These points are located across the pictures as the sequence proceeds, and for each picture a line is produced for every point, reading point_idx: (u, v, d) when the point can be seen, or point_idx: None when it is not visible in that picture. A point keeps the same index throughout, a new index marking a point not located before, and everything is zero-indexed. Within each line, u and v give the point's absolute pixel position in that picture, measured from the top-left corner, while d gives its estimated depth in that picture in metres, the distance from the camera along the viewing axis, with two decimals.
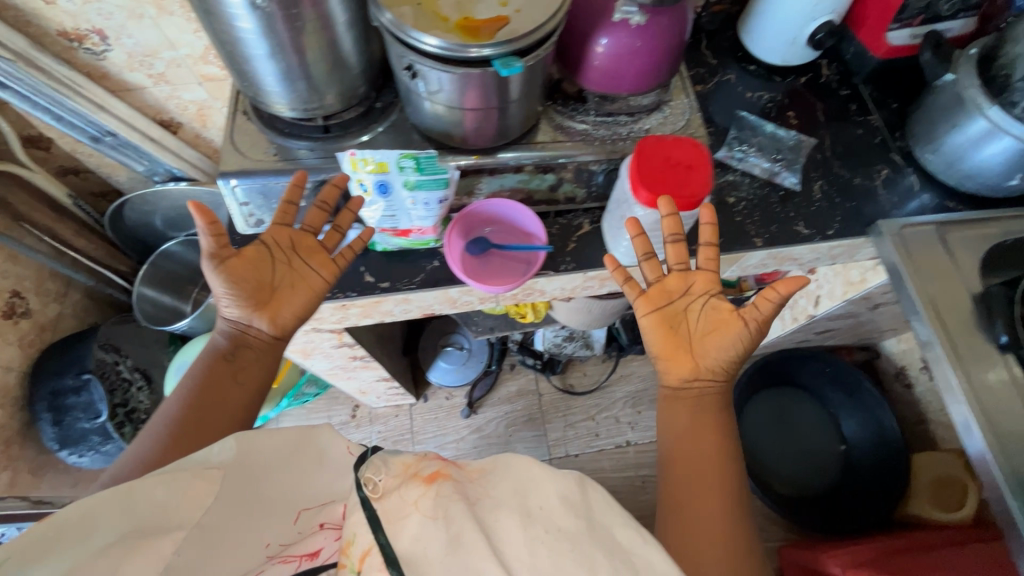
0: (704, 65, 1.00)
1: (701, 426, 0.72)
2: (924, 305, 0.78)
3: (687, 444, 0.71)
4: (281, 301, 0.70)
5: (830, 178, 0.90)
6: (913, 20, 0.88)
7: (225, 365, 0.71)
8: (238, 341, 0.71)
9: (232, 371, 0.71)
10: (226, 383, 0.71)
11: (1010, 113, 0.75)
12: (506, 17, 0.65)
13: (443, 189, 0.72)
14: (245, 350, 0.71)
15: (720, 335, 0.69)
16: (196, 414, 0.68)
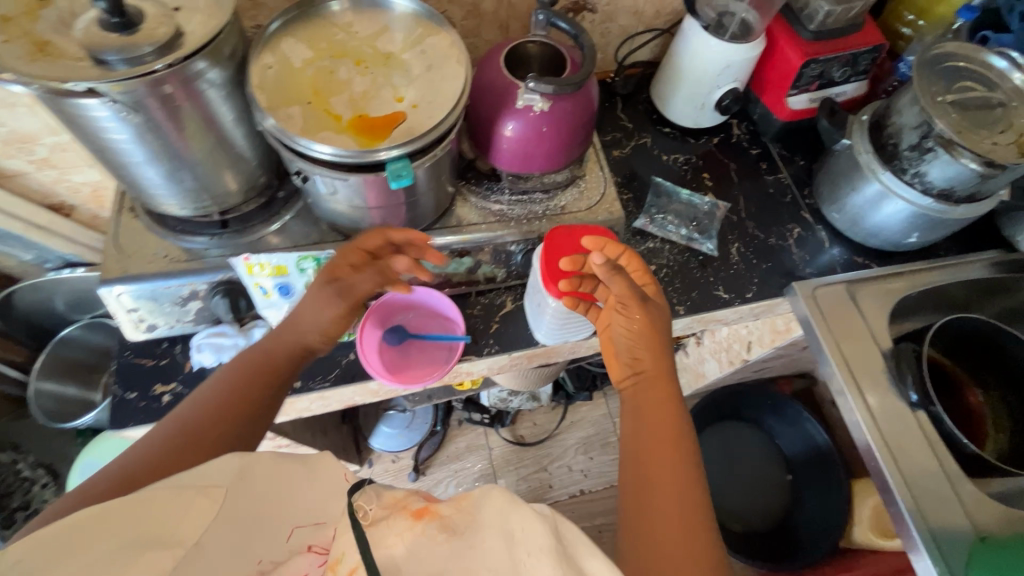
0: (620, 129, 1.01)
1: (649, 418, 0.66)
2: (839, 365, 0.79)
3: (642, 440, 0.64)
4: (316, 323, 0.66)
5: (746, 239, 0.91)
6: (810, 86, 0.92)
7: (239, 374, 0.63)
8: (289, 351, 0.66)
9: (250, 388, 0.62)
10: (244, 399, 0.61)
11: (902, 177, 0.79)
12: (401, 114, 0.63)
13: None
14: (280, 363, 0.65)
15: (627, 314, 0.68)
16: (196, 423, 0.58)
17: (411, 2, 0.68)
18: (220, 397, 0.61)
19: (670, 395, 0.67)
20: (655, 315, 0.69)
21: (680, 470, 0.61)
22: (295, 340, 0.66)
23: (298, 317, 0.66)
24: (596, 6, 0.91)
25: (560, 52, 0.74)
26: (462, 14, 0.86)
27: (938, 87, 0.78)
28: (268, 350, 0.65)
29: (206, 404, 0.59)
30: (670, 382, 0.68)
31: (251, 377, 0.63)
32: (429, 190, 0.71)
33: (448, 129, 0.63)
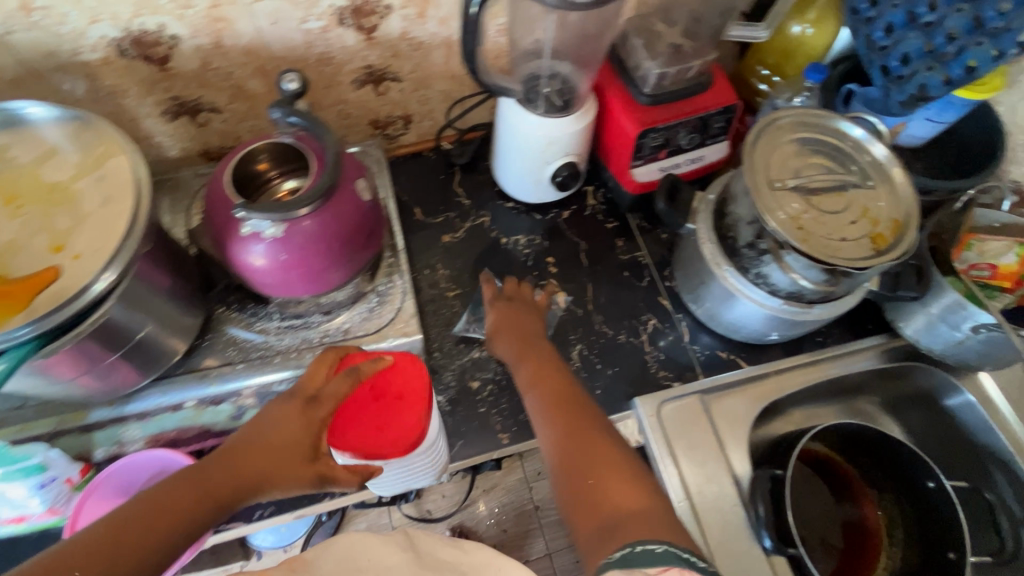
0: (455, 207, 0.87)
1: (539, 379, 0.62)
2: (682, 501, 0.66)
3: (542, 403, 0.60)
4: (274, 456, 0.52)
5: (591, 338, 0.78)
6: (656, 155, 0.78)
7: (151, 496, 0.47)
8: (248, 466, 0.52)
9: (156, 529, 0.46)
10: (152, 536, 0.45)
11: (746, 275, 0.67)
12: (57, 267, 0.49)
13: (42, 472, 0.57)
14: (220, 486, 0.50)
15: (500, 312, 0.71)
16: (68, 572, 0.41)
17: (53, 108, 0.53)
18: (112, 531, 0.44)
19: (547, 363, 0.64)
20: (523, 311, 0.71)
21: (579, 414, 0.57)
22: (273, 460, 0.52)
23: (265, 438, 0.53)
24: (398, 74, 0.77)
25: (303, 150, 0.60)
26: (226, 97, 0.71)
27: (780, 169, 0.65)
28: (257, 459, 0.52)
29: (93, 539, 0.43)
30: (538, 344, 0.67)
31: (172, 507, 0.47)
32: (143, 338, 0.57)
33: (128, 263, 0.50)
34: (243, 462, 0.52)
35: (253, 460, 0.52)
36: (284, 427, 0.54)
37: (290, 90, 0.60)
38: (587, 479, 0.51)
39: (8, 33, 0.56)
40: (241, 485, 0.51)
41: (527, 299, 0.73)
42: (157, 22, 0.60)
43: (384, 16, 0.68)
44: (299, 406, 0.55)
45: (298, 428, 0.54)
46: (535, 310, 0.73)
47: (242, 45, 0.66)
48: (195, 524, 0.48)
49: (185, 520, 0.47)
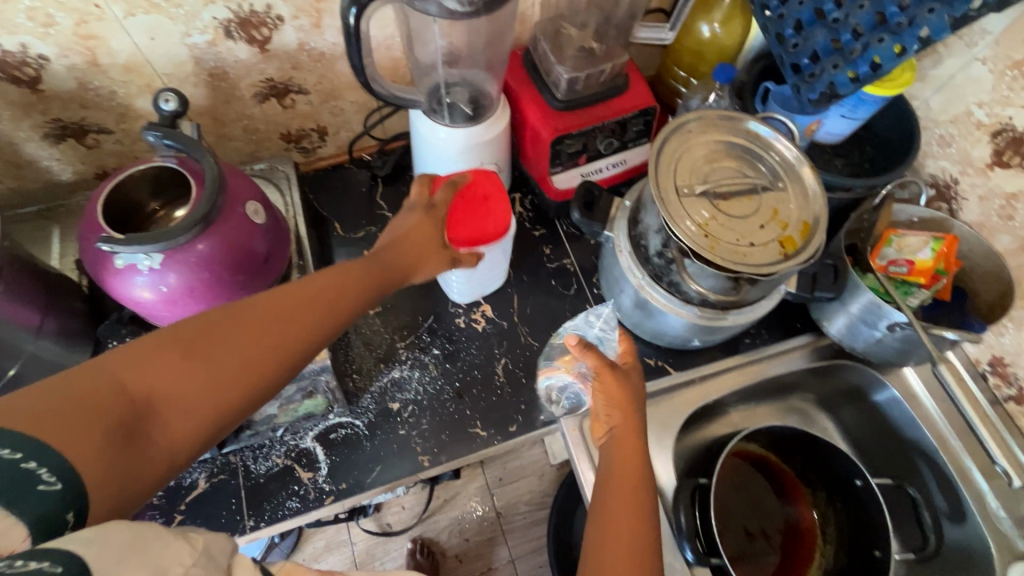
0: (377, 221, 0.84)
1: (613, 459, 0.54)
2: None
3: (613, 471, 0.53)
4: (413, 253, 0.59)
5: (516, 352, 0.77)
6: (575, 161, 0.77)
7: (286, 290, 0.48)
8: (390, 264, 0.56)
9: (308, 313, 0.48)
10: (306, 312, 0.47)
11: (660, 283, 0.66)
12: None
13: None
14: (359, 287, 0.52)
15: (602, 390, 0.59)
16: (247, 331, 0.44)
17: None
18: (269, 309, 0.46)
19: (635, 439, 0.55)
20: (629, 383, 0.59)
21: (639, 495, 0.50)
22: (412, 257, 0.59)
23: (403, 243, 0.58)
24: (304, 86, 0.74)
25: (184, 173, 0.57)
26: (114, 118, 0.67)
27: (689, 174, 0.63)
28: (394, 259, 0.57)
29: (257, 308, 0.46)
30: (635, 419, 0.58)
31: (317, 296, 0.49)
32: (13, 381, 0.54)
33: None
34: (393, 258, 0.57)
35: (395, 264, 0.57)
36: (414, 231, 0.60)
37: (168, 110, 0.57)
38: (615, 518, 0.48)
39: None
40: (386, 281, 0.55)
41: (634, 375, 0.61)
42: (18, 42, 0.56)
43: (275, 27, 0.65)
44: (425, 214, 0.62)
45: (426, 230, 0.61)
46: (637, 378, 0.61)
47: (120, 63, 0.62)
48: (329, 322, 0.49)
49: (330, 311, 0.49)
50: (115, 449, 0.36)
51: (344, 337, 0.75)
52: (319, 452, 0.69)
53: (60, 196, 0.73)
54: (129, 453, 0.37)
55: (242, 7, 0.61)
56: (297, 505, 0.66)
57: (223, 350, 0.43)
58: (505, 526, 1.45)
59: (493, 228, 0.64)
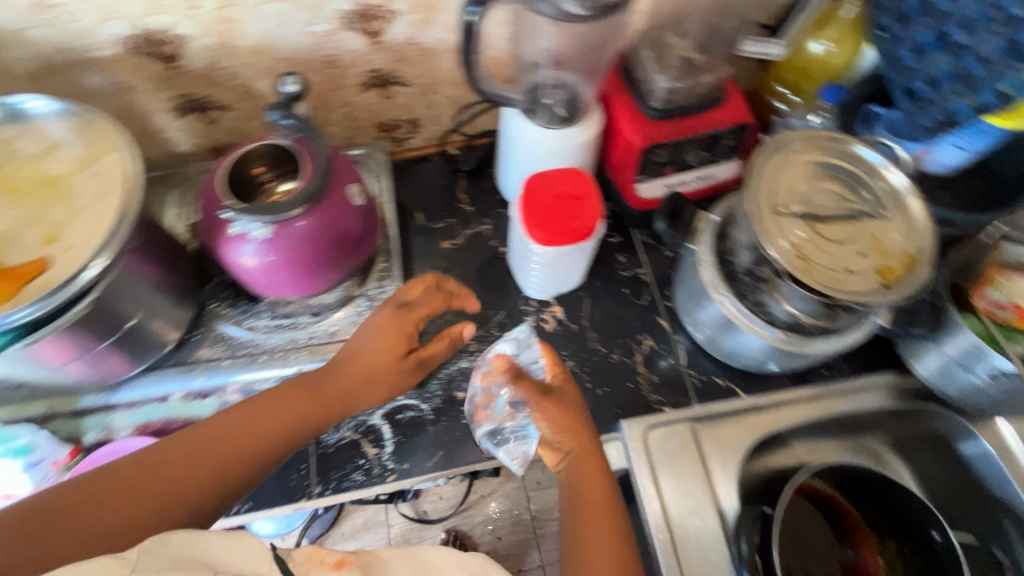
0: (457, 214, 0.87)
1: (582, 491, 0.60)
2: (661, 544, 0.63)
3: (578, 507, 0.60)
4: (366, 378, 0.60)
5: (583, 356, 0.77)
6: (662, 171, 0.76)
7: (248, 410, 0.57)
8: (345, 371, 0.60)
9: (244, 442, 0.55)
10: (243, 445, 0.55)
11: (744, 302, 0.64)
12: (47, 259, 0.50)
13: (29, 454, 0.59)
14: (315, 402, 0.58)
15: (546, 414, 0.63)
16: (188, 456, 0.53)
17: (52, 101, 0.54)
18: (221, 430, 0.55)
19: (593, 472, 0.61)
20: (571, 399, 0.65)
21: (608, 488, 0.60)
22: (354, 367, 0.60)
23: (364, 363, 0.60)
24: (406, 78, 0.77)
25: (299, 152, 0.60)
26: (234, 96, 0.73)
27: (786, 193, 0.62)
28: (341, 379, 0.60)
29: (207, 437, 0.54)
30: (582, 429, 0.64)
31: (261, 426, 0.56)
32: (133, 328, 0.58)
33: (121, 248, 0.51)
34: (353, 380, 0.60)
35: (357, 372, 0.60)
36: (378, 342, 0.61)
37: (289, 92, 0.60)
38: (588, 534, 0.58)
39: (24, 28, 0.58)
40: (337, 398, 0.59)
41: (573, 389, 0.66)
42: (167, 21, 0.61)
43: (390, 20, 0.68)
44: (392, 311, 0.62)
45: (397, 326, 0.62)
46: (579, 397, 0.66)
47: (249, 45, 0.66)
48: (247, 457, 0.55)
49: (266, 438, 0.56)
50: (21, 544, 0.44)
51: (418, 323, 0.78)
52: (386, 430, 0.71)
53: (176, 164, 0.79)
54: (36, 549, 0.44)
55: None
56: (362, 478, 0.68)
57: (161, 474, 0.51)
58: (538, 530, 1.45)
59: (581, 226, 0.64)
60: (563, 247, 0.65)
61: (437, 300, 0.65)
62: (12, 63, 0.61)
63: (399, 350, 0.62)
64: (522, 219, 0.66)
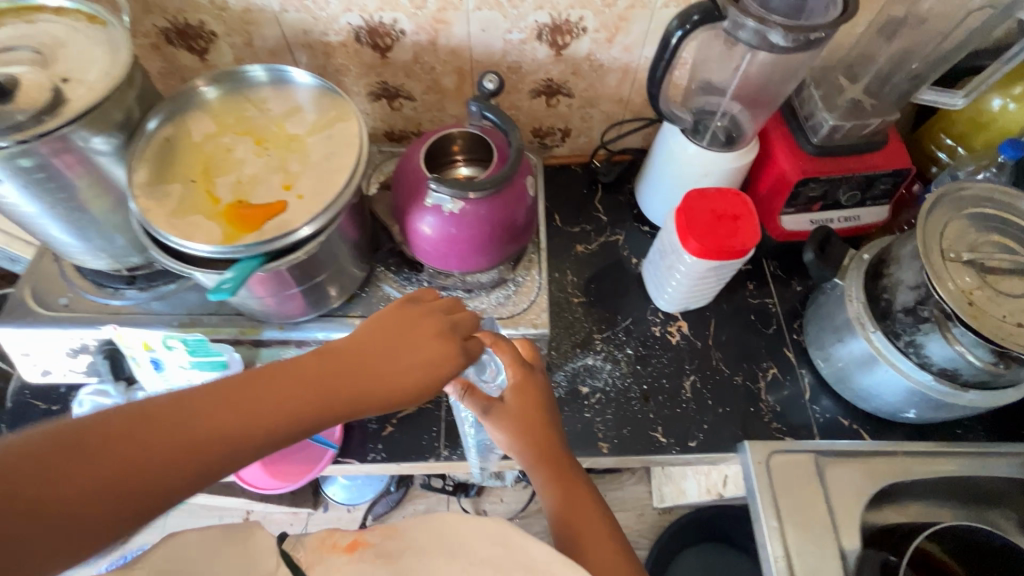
0: (592, 222, 0.91)
1: (577, 519, 0.52)
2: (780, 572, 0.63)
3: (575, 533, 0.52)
4: (419, 369, 0.48)
5: (706, 373, 0.78)
6: (810, 207, 0.78)
7: (216, 387, 0.40)
8: (343, 358, 0.45)
9: (204, 439, 0.38)
10: (187, 445, 0.37)
11: (894, 341, 0.64)
12: (284, 203, 0.59)
13: (224, 368, 0.71)
14: (333, 383, 0.44)
15: (499, 423, 0.56)
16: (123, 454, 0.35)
17: (314, 77, 0.65)
18: (158, 422, 0.37)
19: (582, 492, 0.55)
20: (540, 389, 0.57)
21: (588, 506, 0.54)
22: (400, 361, 0.47)
23: (390, 367, 0.47)
24: (572, 90, 0.83)
25: (487, 141, 0.68)
26: (422, 88, 0.81)
27: (956, 240, 0.62)
28: (352, 379, 0.45)
29: (148, 423, 0.37)
30: (549, 430, 0.57)
31: (226, 414, 0.39)
32: (325, 277, 0.66)
33: (340, 208, 0.58)
34: (361, 372, 0.45)
35: (367, 363, 0.46)
36: (404, 350, 0.48)
37: (488, 89, 0.67)
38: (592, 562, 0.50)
39: (281, 12, 0.69)
40: (328, 399, 0.43)
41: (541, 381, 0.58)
42: (394, 18, 0.71)
43: (577, 36, 0.75)
44: (434, 313, 0.51)
45: (418, 330, 0.49)
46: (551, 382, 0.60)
47: (451, 45, 0.75)
48: (283, 419, 0.41)
49: (227, 440, 0.39)
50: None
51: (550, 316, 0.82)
52: None
53: None
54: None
55: (561, 15, 0.72)
56: (485, 451, 0.72)
57: (102, 458, 0.35)
58: None
59: (738, 245, 0.66)
60: (718, 262, 0.67)
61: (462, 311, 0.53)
62: (261, 39, 0.72)
63: (449, 364, 0.49)
64: (677, 229, 0.69)
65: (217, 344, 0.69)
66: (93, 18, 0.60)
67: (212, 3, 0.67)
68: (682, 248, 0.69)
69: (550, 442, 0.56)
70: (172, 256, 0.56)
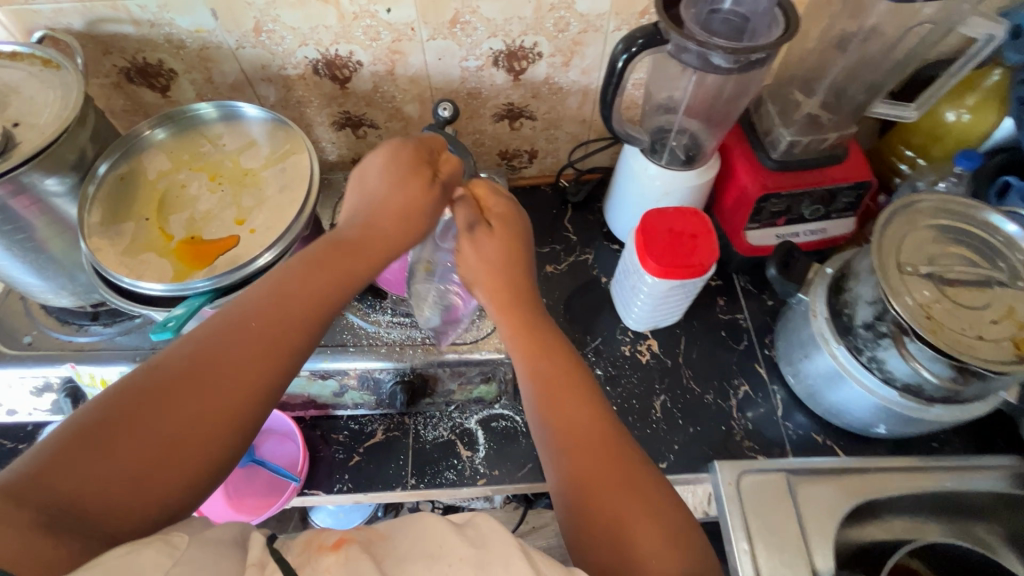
0: (562, 241, 0.91)
1: (550, 380, 0.51)
2: None
3: (547, 389, 0.50)
4: (410, 202, 0.55)
5: (677, 392, 0.77)
6: (774, 221, 0.77)
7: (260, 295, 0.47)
8: (349, 243, 0.53)
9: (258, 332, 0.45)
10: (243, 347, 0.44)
11: (857, 357, 0.64)
12: (236, 238, 0.59)
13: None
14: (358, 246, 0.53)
15: (477, 243, 0.60)
16: (199, 379, 0.41)
17: (263, 111, 0.66)
18: (223, 341, 0.43)
19: (554, 342, 0.55)
20: (517, 240, 0.61)
21: (570, 367, 0.52)
22: (394, 201, 0.55)
23: (376, 200, 0.55)
24: (534, 113, 0.84)
25: None
26: (385, 116, 0.82)
27: (914, 252, 0.61)
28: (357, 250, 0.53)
29: (213, 350, 0.43)
30: (526, 282, 0.60)
31: (270, 320, 0.45)
32: None
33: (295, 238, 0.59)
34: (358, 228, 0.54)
35: (363, 220, 0.54)
36: (385, 189, 0.55)
37: (443, 117, 0.67)
38: (575, 422, 0.47)
39: (237, 48, 0.70)
40: (351, 259, 0.52)
41: (517, 222, 0.62)
42: (349, 50, 0.71)
43: (533, 61, 0.75)
44: (417, 156, 0.57)
45: (396, 155, 0.57)
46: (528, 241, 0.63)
47: (409, 74, 0.76)
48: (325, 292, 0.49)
49: (281, 327, 0.45)
50: (44, 535, 0.32)
51: None
52: (480, 435, 0.74)
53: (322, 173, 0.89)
54: (84, 537, 0.34)
55: (515, 42, 0.72)
56: (453, 478, 0.71)
57: (196, 385, 0.41)
58: None
59: (697, 262, 0.65)
60: (678, 281, 0.67)
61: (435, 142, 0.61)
62: (221, 75, 0.73)
63: (421, 173, 0.57)
64: (637, 249, 0.69)
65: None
66: (47, 62, 0.61)
67: (169, 42, 0.69)
68: (642, 268, 0.68)
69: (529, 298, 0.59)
70: (120, 294, 0.55)
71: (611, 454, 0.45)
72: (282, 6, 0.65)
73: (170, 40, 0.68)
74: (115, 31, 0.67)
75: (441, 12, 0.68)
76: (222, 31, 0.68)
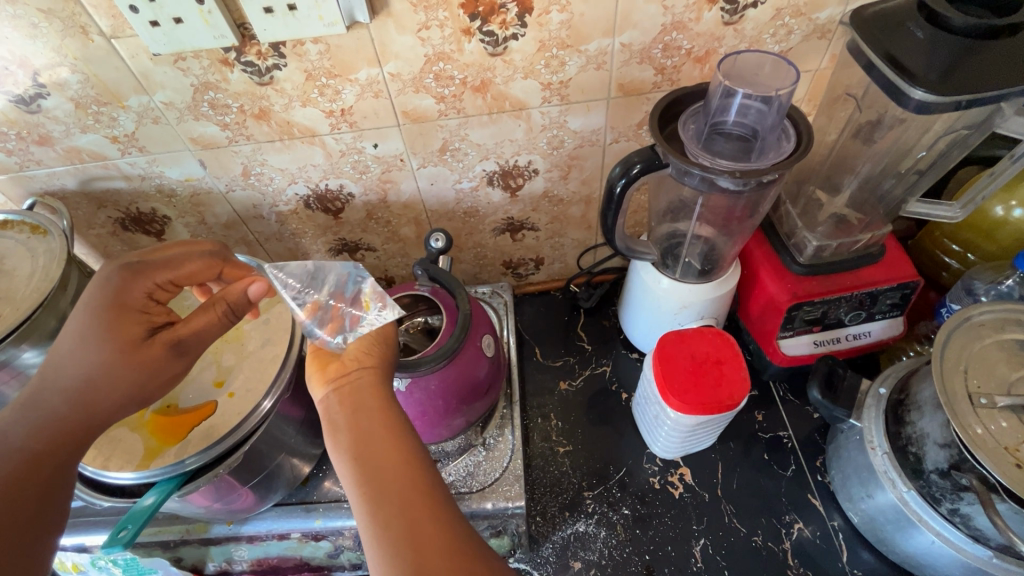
0: (576, 352, 0.84)
1: (363, 418, 0.45)
2: None
3: (366, 452, 0.43)
4: (133, 315, 0.47)
5: (719, 535, 0.67)
6: (810, 328, 0.69)
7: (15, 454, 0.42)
8: (68, 422, 0.45)
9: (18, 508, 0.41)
10: (8, 529, 0.41)
11: (934, 506, 0.55)
12: (214, 403, 0.57)
13: None
14: (114, 372, 0.45)
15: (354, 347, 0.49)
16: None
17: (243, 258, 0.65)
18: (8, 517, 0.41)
19: (380, 385, 0.48)
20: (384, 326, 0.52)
21: (387, 417, 0.45)
22: (146, 316, 0.48)
23: (101, 374, 0.45)
24: (536, 224, 0.80)
25: (437, 303, 0.63)
26: (382, 240, 0.79)
27: (987, 378, 0.52)
28: (106, 347, 0.45)
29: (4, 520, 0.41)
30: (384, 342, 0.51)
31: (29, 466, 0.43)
32: (274, 467, 0.60)
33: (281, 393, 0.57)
34: (70, 402, 0.45)
35: (85, 400, 0.45)
36: (108, 363, 0.45)
37: (436, 248, 0.63)
38: (393, 485, 0.41)
39: (228, 191, 0.69)
40: (65, 445, 0.45)
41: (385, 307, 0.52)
42: (340, 183, 0.70)
43: (529, 177, 0.72)
44: (130, 270, 0.48)
45: (124, 295, 0.47)
46: (391, 340, 0.52)
47: (402, 200, 0.73)
48: (113, 391, 0.45)
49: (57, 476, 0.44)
50: None
51: (533, 473, 0.73)
52: None
53: None
54: None
55: (508, 162, 0.69)
56: None
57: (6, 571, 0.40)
58: None
59: (725, 397, 0.58)
60: (706, 417, 0.58)
61: (206, 265, 0.53)
62: (213, 217, 0.72)
63: (136, 270, 0.48)
64: (655, 381, 0.61)
65: (150, 561, 0.63)
66: (36, 228, 0.61)
67: (161, 192, 0.68)
68: (663, 402, 0.61)
69: (376, 344, 0.50)
70: (87, 483, 0.54)
71: (410, 488, 0.41)
72: (268, 150, 0.64)
73: (161, 190, 0.68)
74: (107, 187, 0.67)
75: (430, 143, 0.66)
76: (212, 178, 0.67)
